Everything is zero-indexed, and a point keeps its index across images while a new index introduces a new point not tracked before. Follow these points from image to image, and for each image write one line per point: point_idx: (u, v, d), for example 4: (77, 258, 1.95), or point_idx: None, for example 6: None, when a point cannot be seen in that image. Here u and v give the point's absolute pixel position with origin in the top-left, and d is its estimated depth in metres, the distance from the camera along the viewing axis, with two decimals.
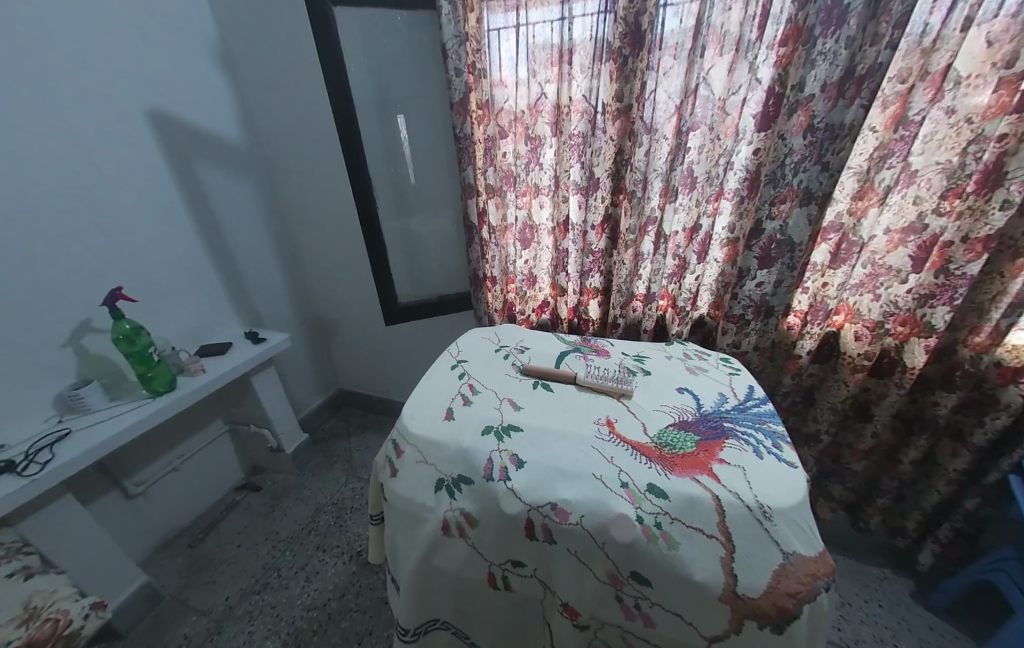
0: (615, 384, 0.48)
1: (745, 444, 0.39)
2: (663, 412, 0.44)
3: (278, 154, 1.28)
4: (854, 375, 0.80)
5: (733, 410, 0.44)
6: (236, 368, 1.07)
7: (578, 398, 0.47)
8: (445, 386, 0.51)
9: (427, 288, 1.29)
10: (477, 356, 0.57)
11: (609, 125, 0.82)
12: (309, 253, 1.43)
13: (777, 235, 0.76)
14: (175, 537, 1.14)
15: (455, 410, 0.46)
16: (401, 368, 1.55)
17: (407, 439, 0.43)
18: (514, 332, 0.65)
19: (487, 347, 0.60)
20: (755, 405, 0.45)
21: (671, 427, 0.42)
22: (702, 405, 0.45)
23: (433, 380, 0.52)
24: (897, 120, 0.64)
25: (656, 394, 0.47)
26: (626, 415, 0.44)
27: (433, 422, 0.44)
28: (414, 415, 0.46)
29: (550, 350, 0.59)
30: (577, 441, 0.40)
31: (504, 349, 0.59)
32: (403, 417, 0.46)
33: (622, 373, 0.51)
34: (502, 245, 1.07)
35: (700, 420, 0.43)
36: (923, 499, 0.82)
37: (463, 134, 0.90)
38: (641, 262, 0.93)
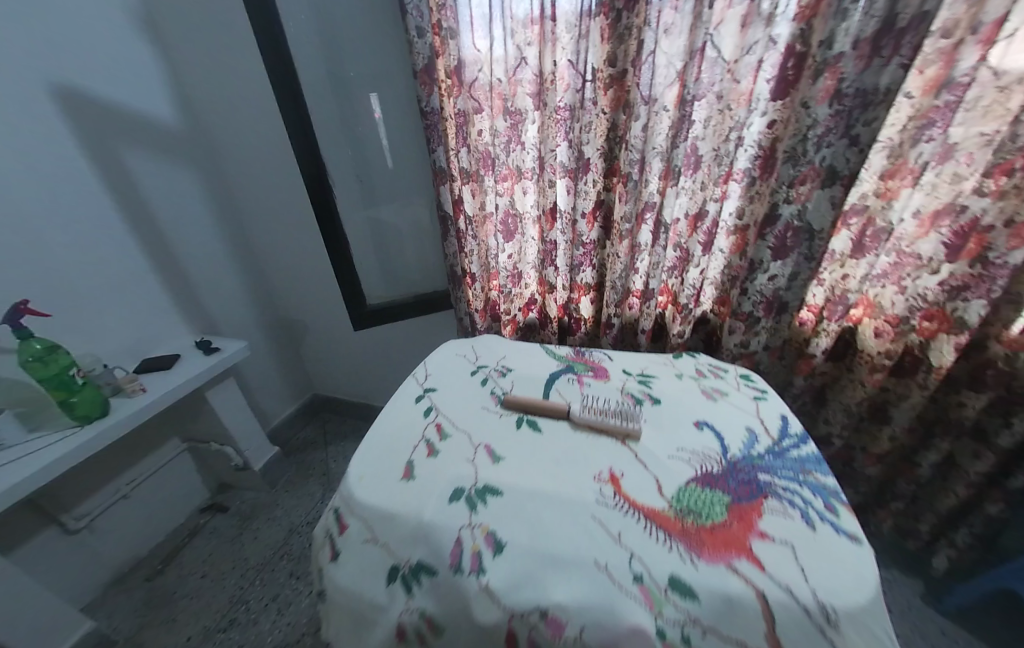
0: (618, 423, 0.40)
1: (790, 507, 0.32)
2: (680, 459, 0.37)
3: (222, 136, 1.12)
4: (872, 375, 0.72)
5: (768, 455, 0.37)
6: (186, 384, 0.95)
7: (574, 444, 0.39)
8: (406, 428, 0.41)
9: (403, 285, 1.18)
10: (447, 381, 0.48)
11: (600, 96, 0.71)
12: (269, 249, 1.30)
13: (794, 222, 0.67)
14: (131, 569, 1.03)
15: (416, 466, 0.36)
16: (380, 371, 1.44)
17: (353, 510, 0.34)
18: (495, 346, 0.56)
19: (462, 370, 0.51)
20: (794, 447, 0.38)
21: (693, 485, 0.34)
22: (728, 449, 0.38)
23: (390, 421, 0.43)
24: (937, 85, 0.53)
25: (670, 435, 0.40)
26: (633, 467, 0.36)
27: (388, 484, 0.35)
28: (362, 475, 0.36)
29: (538, 370, 0.50)
30: (574, 510, 0.32)
31: (480, 371, 0.50)
32: (349, 478, 0.36)
33: (625, 408, 0.43)
34: (481, 238, 0.95)
35: (729, 473, 0.35)
36: (940, 502, 0.77)
37: (431, 108, 0.77)
38: (637, 255, 0.83)
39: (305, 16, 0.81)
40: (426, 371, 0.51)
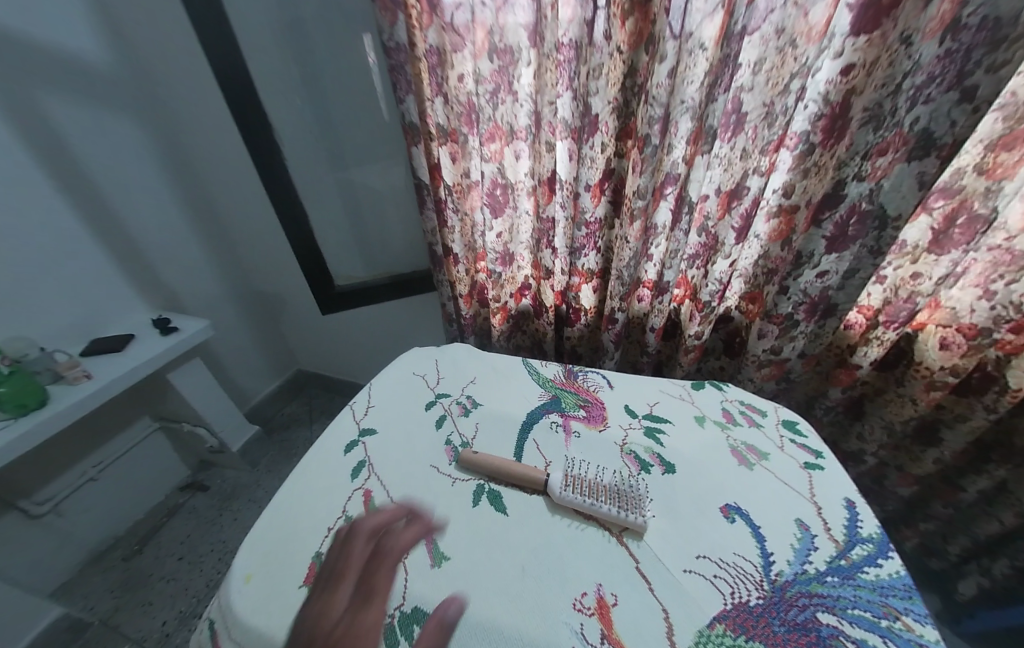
0: (613, 513, 0.35)
1: None
2: (698, 577, 0.31)
3: (165, 77, 0.94)
4: (927, 393, 0.60)
5: (829, 580, 0.30)
6: (137, 368, 0.86)
7: (545, 538, 0.35)
8: (324, 503, 0.39)
9: (382, 261, 1.07)
10: (388, 424, 0.48)
11: (616, 29, 0.52)
12: (235, 214, 1.16)
13: (862, 203, 0.53)
14: (108, 549, 1.00)
15: (323, 566, 0.33)
16: (363, 350, 1.35)
17: (228, 624, 0.31)
18: (463, 366, 0.56)
19: (420, 398, 0.51)
20: (865, 567, 0.31)
21: (722, 627, 0.28)
22: (772, 563, 0.32)
23: (306, 489, 0.40)
24: None
25: (693, 536, 0.34)
26: (630, 593, 0.30)
27: (283, 592, 0.32)
28: (250, 575, 0.33)
29: (514, 411, 0.49)
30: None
31: (437, 401, 0.51)
32: (231, 580, 0.33)
33: (623, 486, 0.38)
34: (465, 211, 0.80)
35: (771, 611, 0.28)
36: (978, 528, 0.66)
37: (397, 45, 0.61)
38: (651, 239, 0.69)
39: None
40: (366, 402, 0.51)
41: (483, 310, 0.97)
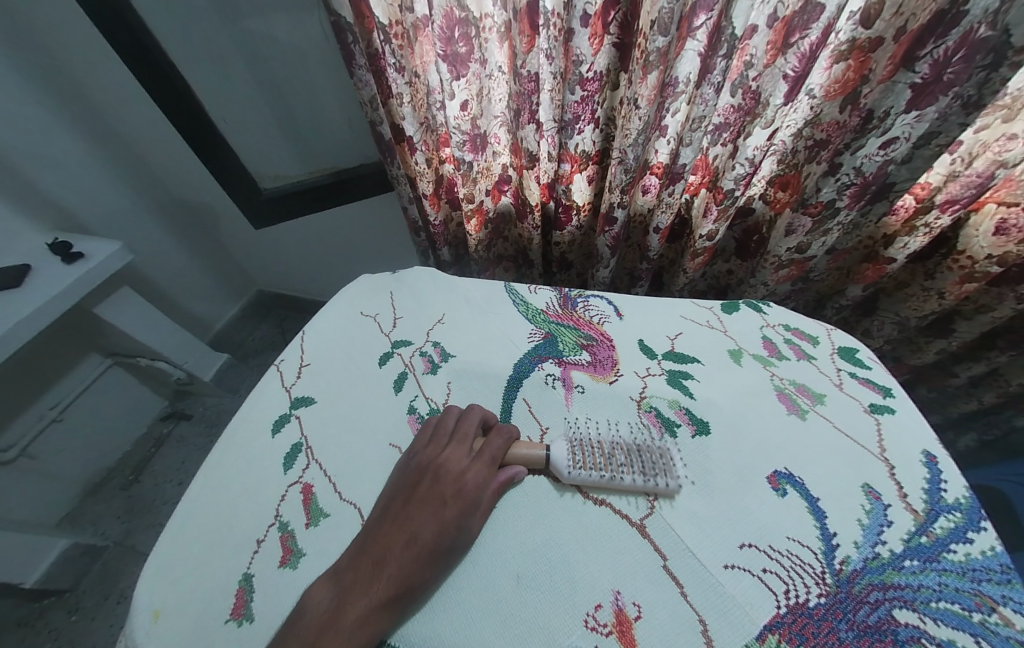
0: (637, 482, 0.31)
1: None
2: (742, 573, 0.27)
3: None
4: (959, 286, 0.54)
5: (907, 566, 0.26)
6: (48, 305, 0.72)
7: (544, 537, 0.30)
8: (253, 507, 0.33)
9: (322, 155, 0.85)
10: (330, 389, 0.41)
11: None
12: (96, 86, 0.80)
13: (981, 28, 0.35)
14: (103, 480, 1.01)
15: (253, 595, 0.28)
16: (325, 266, 1.19)
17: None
18: (426, 303, 0.48)
19: (376, 348, 0.44)
20: (949, 546, 0.27)
21: (775, 639, 0.24)
22: (838, 547, 0.28)
23: (229, 490, 0.35)
24: None
25: (740, 518, 0.30)
26: (660, 603, 0.26)
27: (205, 628, 0.27)
28: (158, 612, 0.28)
29: (488, 359, 0.42)
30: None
31: (390, 354, 0.43)
32: (136, 620, 0.28)
33: (643, 446, 0.34)
34: (416, 69, 0.57)
35: (837, 614, 0.25)
36: (954, 406, 0.70)
37: None
38: (668, 102, 0.50)
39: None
40: (297, 364, 0.43)
41: (455, 213, 0.81)
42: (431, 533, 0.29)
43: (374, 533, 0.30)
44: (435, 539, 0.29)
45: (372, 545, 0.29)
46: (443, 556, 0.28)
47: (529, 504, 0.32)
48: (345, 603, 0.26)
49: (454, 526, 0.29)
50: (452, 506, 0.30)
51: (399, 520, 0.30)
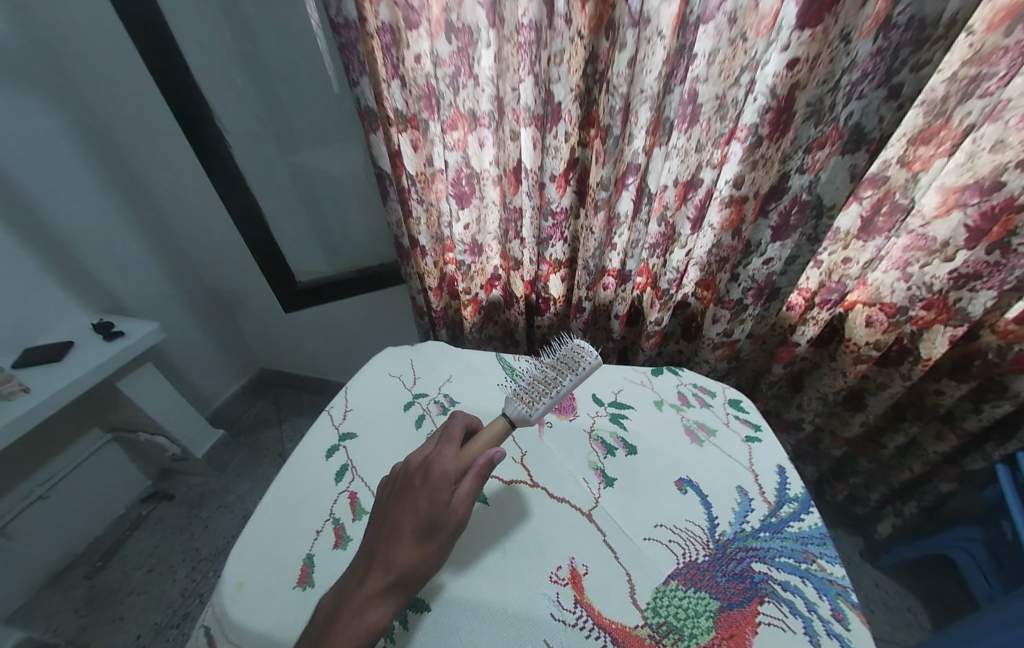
0: (573, 382, 0.37)
1: (789, 614, 0.28)
2: (656, 543, 0.34)
3: (72, 32, 0.78)
4: (855, 366, 0.68)
5: (762, 536, 0.33)
6: (82, 377, 0.80)
7: (527, 522, 0.36)
8: (311, 508, 0.40)
9: (345, 255, 1.04)
10: (367, 426, 0.49)
11: (577, 11, 0.52)
12: (167, 197, 1.03)
13: (803, 195, 0.58)
14: (67, 568, 0.94)
15: (315, 568, 0.35)
16: (330, 345, 1.31)
17: (223, 629, 0.31)
18: (438, 368, 0.58)
19: (397, 399, 0.53)
20: (790, 522, 0.34)
21: (676, 583, 0.31)
22: (716, 524, 0.34)
23: (294, 489, 0.41)
24: (1016, 13, 0.36)
25: (652, 502, 0.37)
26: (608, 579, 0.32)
27: (278, 594, 0.33)
28: (242, 582, 0.34)
29: (491, 408, 0.52)
30: (523, 627, 0.29)
31: (413, 401, 0.53)
32: (225, 588, 0.34)
33: (560, 355, 0.40)
34: (431, 202, 0.79)
35: (715, 565, 0.31)
36: (894, 476, 0.77)
37: (345, 19, 0.56)
38: (615, 229, 0.72)
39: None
40: (342, 406, 0.52)
41: (454, 301, 0.98)
42: (410, 518, 0.29)
43: (372, 532, 0.31)
44: (414, 523, 0.29)
45: (367, 545, 0.30)
46: (427, 535, 0.28)
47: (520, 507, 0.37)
48: (346, 599, 0.27)
49: (429, 505, 0.29)
50: (423, 487, 0.30)
51: (385, 514, 0.31)
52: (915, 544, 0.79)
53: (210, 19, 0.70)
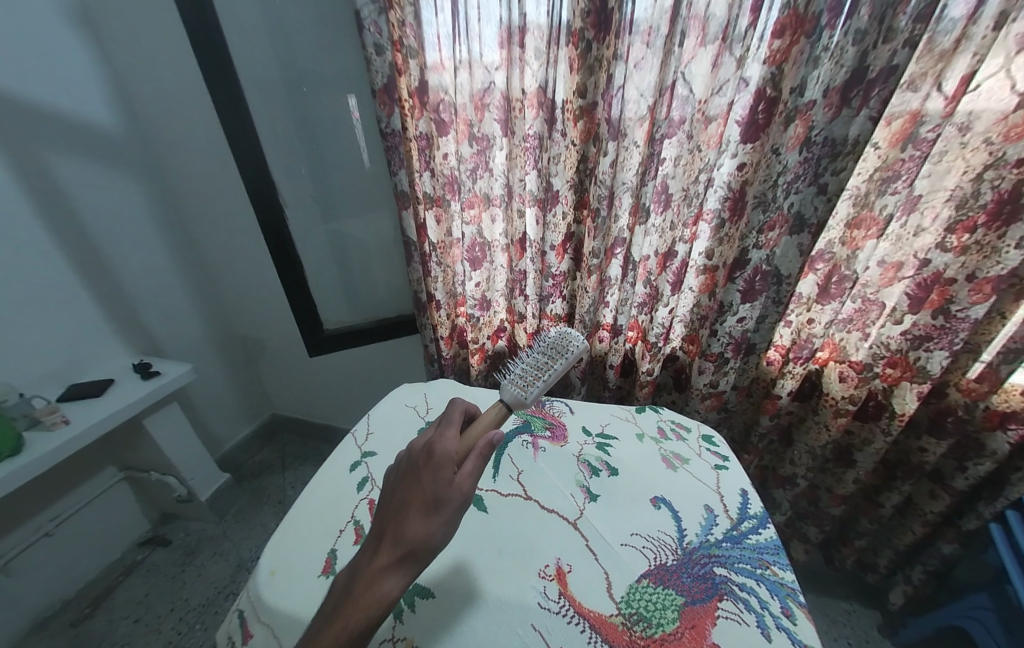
0: (562, 371, 0.43)
1: (748, 611, 0.29)
2: (630, 548, 0.34)
3: (168, 132, 1.00)
4: (836, 419, 0.72)
5: (726, 544, 0.34)
6: (117, 412, 0.87)
7: (521, 526, 0.37)
8: (335, 510, 0.42)
9: (367, 307, 1.16)
10: (387, 447, 0.50)
11: (570, 127, 0.70)
12: (219, 254, 1.19)
13: (763, 266, 0.68)
14: (54, 614, 0.91)
15: (338, 560, 0.37)
16: (341, 391, 1.37)
17: (255, 612, 0.33)
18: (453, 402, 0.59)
19: (412, 425, 0.53)
20: (751, 533, 0.34)
21: (647, 581, 0.31)
22: (685, 534, 0.35)
23: (324, 491, 0.44)
24: (904, 138, 0.54)
25: (625, 511, 0.37)
26: (585, 582, 0.32)
27: (303, 580, 0.35)
28: (274, 570, 0.36)
29: None
30: (511, 616, 0.30)
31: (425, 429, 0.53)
32: (259, 574, 0.36)
33: (549, 347, 0.47)
34: (448, 264, 0.92)
35: (683, 568, 0.32)
36: (897, 538, 0.76)
37: (392, 130, 0.74)
38: (607, 289, 0.83)
39: (249, 12, 0.76)
40: (366, 429, 0.53)
41: (462, 350, 1.06)
42: (417, 494, 0.31)
43: (382, 511, 0.32)
44: (420, 499, 0.30)
45: (379, 522, 0.32)
46: (432, 509, 0.30)
47: (512, 513, 0.38)
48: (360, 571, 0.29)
49: (433, 481, 0.30)
50: (427, 467, 0.32)
51: (392, 493, 0.32)
52: (930, 617, 0.74)
53: (280, 123, 0.87)
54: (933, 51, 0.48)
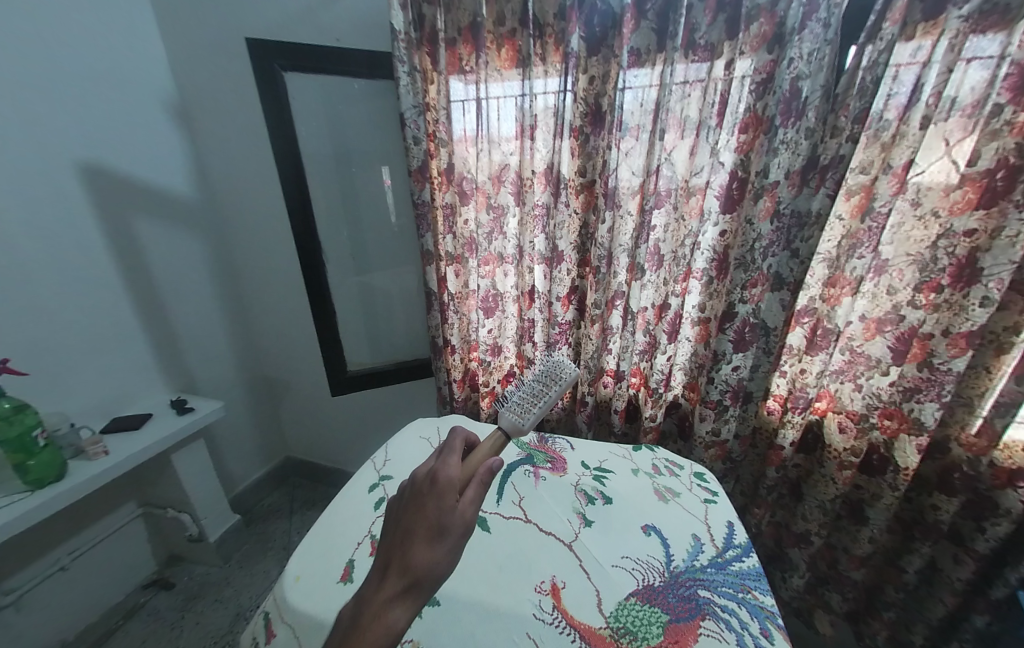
0: (553, 401, 0.49)
1: (728, 630, 0.30)
2: (621, 569, 0.36)
3: (231, 198, 1.19)
4: (841, 472, 0.72)
5: (710, 570, 0.36)
6: (151, 446, 0.93)
7: (520, 546, 0.40)
8: (354, 526, 0.45)
9: (387, 351, 1.24)
10: (403, 472, 0.54)
11: (573, 200, 0.82)
12: (258, 300, 1.32)
13: (750, 319, 0.72)
14: None
15: (356, 568, 0.40)
16: (353, 433, 1.40)
17: (280, 614, 0.36)
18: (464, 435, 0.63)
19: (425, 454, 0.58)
20: (734, 561, 0.37)
21: (634, 599, 0.33)
22: (672, 559, 0.37)
23: (345, 508, 0.48)
24: (862, 210, 0.63)
25: (618, 536, 0.40)
26: (578, 598, 0.34)
27: (324, 586, 0.38)
28: (298, 575, 0.39)
29: None
30: (508, 625, 0.32)
31: None
32: (285, 579, 0.39)
33: (541, 380, 0.53)
34: (464, 312, 1.01)
35: (669, 589, 0.34)
36: (928, 611, 0.70)
37: (422, 201, 0.87)
38: (609, 337, 0.89)
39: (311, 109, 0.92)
40: (384, 456, 0.57)
41: (474, 393, 1.11)
42: (420, 523, 0.31)
43: (385, 544, 0.32)
44: (425, 528, 0.31)
45: (383, 556, 0.31)
46: (437, 536, 0.30)
47: (513, 533, 0.41)
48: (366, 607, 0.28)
49: (438, 509, 0.31)
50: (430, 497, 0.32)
51: (396, 525, 0.32)
52: None
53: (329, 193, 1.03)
54: (877, 141, 0.59)
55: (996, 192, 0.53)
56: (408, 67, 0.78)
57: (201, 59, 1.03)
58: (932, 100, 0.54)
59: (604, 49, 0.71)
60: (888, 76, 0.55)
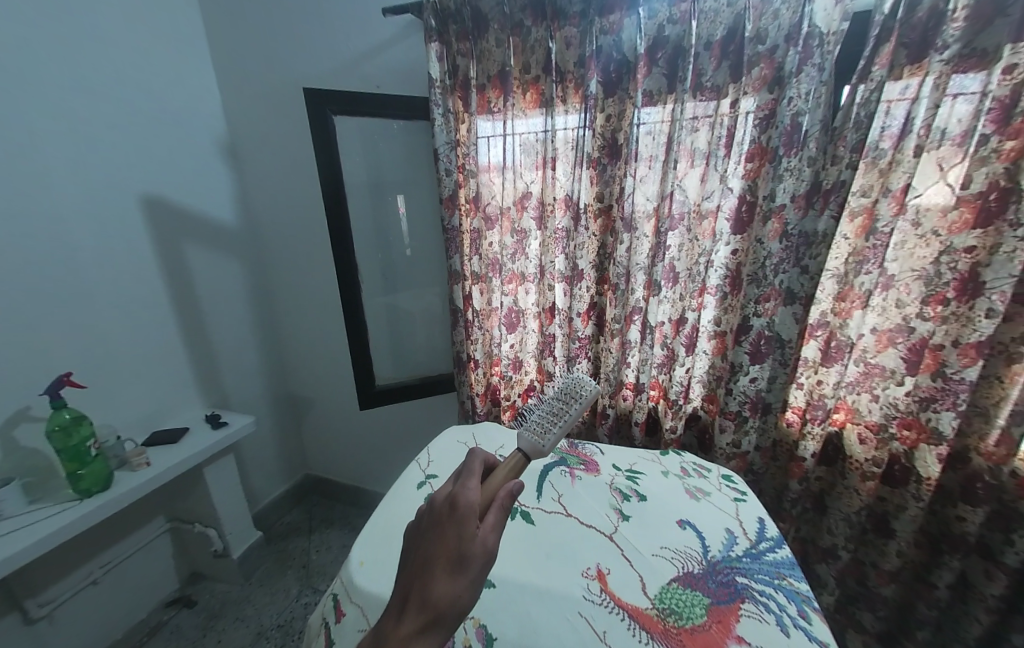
0: (574, 417, 0.49)
1: (767, 612, 0.33)
2: (661, 558, 0.39)
3: (269, 223, 1.28)
4: (864, 483, 0.74)
5: (745, 560, 0.38)
6: (189, 458, 0.97)
7: (564, 537, 0.42)
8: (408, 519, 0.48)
9: (410, 366, 1.28)
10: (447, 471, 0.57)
11: (591, 223, 0.89)
12: (287, 318, 1.39)
13: (765, 331, 0.76)
14: None
15: None
16: (372, 449, 1.43)
17: (349, 594, 0.39)
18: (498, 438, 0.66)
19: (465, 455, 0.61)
20: (766, 552, 0.39)
21: (676, 584, 0.36)
22: (708, 549, 0.39)
23: (397, 503, 0.51)
24: (866, 230, 0.67)
25: (655, 530, 0.42)
26: (623, 583, 0.36)
27: (387, 570, 0.41)
28: (363, 561, 0.42)
29: None
30: (560, 604, 0.35)
31: None
32: (350, 564, 0.43)
33: (562, 396, 0.54)
34: (487, 328, 1.07)
35: (708, 577, 0.36)
36: (964, 629, 0.69)
37: (451, 226, 0.94)
38: (628, 351, 0.93)
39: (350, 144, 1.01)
40: (427, 457, 0.61)
41: (494, 407, 1.14)
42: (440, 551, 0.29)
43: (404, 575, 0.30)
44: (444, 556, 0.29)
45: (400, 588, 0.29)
46: (459, 563, 0.28)
47: (556, 525, 0.44)
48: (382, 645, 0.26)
49: (457, 535, 0.29)
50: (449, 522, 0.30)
51: (414, 554, 0.30)
52: None
53: None
54: (875, 167, 0.64)
55: (991, 212, 0.56)
56: (442, 109, 0.87)
57: (251, 103, 1.15)
58: (924, 131, 0.59)
59: (619, 91, 0.79)
60: (881, 111, 0.61)
